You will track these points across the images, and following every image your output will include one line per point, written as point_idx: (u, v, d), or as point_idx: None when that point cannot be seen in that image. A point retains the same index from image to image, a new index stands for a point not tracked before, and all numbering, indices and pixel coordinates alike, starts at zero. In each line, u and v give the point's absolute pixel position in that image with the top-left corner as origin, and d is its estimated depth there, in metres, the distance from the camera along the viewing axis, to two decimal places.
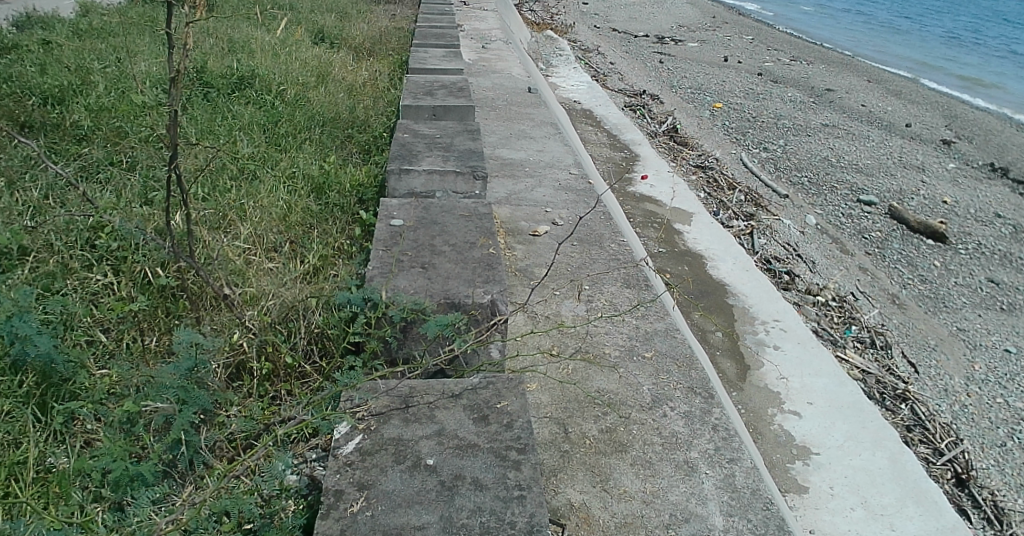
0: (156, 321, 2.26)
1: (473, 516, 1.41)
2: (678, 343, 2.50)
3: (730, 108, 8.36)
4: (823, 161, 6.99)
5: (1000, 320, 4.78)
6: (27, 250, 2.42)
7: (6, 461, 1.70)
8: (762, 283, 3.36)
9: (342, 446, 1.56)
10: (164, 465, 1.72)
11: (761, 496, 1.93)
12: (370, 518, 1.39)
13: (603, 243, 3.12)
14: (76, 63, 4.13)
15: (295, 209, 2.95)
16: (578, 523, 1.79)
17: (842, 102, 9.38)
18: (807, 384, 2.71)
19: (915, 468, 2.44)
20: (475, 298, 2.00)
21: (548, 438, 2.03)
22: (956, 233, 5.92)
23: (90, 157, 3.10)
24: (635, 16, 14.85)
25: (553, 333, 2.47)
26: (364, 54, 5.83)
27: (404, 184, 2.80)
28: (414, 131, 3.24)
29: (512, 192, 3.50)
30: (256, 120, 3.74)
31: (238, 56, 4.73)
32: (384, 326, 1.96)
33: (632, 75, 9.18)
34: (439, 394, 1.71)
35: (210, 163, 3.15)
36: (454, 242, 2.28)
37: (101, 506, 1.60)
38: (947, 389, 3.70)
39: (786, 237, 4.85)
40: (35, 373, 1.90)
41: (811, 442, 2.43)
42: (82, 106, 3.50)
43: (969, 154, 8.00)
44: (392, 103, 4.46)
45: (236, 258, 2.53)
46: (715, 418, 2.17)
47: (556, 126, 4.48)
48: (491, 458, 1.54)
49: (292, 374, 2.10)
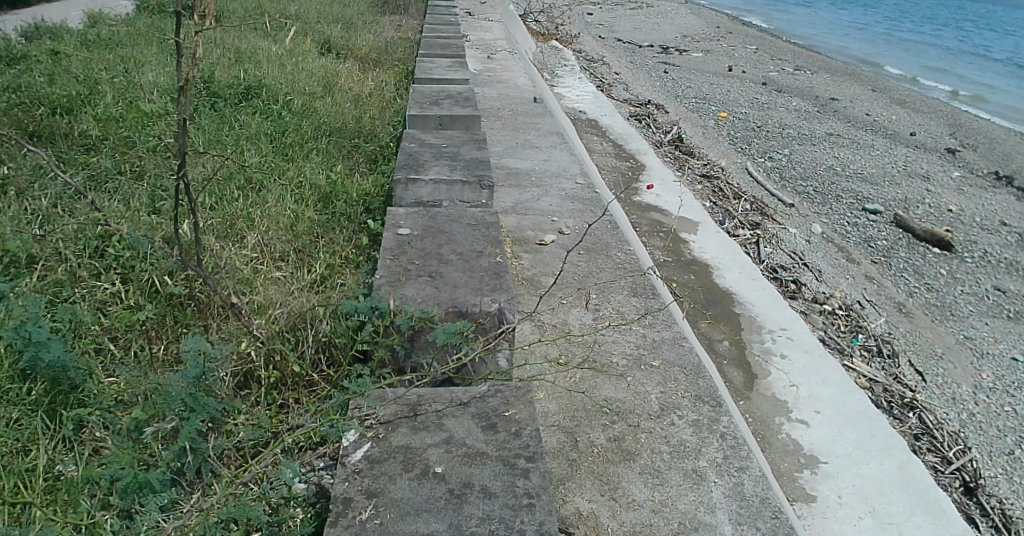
0: (163, 329, 2.26)
1: (483, 524, 1.41)
2: (686, 352, 2.50)
3: (735, 118, 8.37)
4: (828, 170, 6.99)
5: (1007, 328, 4.75)
6: (36, 258, 2.44)
7: (15, 469, 1.71)
8: (769, 292, 3.36)
9: (351, 454, 1.56)
10: (172, 473, 1.73)
11: (769, 504, 1.92)
12: (379, 525, 1.39)
13: (610, 252, 3.12)
14: (85, 73, 4.17)
15: (303, 219, 2.96)
16: (586, 531, 1.78)
17: (846, 111, 9.40)
18: (815, 392, 2.70)
19: (924, 478, 2.43)
20: (482, 307, 2.01)
21: (555, 447, 2.02)
22: (962, 242, 5.90)
23: (98, 166, 3.12)
24: (640, 26, 14.93)
25: (561, 343, 2.47)
26: (370, 64, 5.86)
27: (411, 194, 2.82)
28: (422, 140, 3.26)
29: (519, 201, 3.51)
30: (264, 130, 3.77)
31: (246, 66, 4.78)
32: (392, 334, 1.95)
33: (637, 85, 9.21)
34: (448, 402, 1.72)
35: (217, 172, 3.18)
36: (462, 250, 2.29)
37: (109, 514, 1.59)
38: (955, 398, 3.69)
39: (792, 246, 4.85)
40: (43, 381, 1.92)
41: (819, 451, 2.42)
42: (91, 117, 3.53)
43: (974, 162, 8.00)
44: (398, 112, 4.49)
45: (243, 267, 2.54)
46: (723, 426, 2.17)
47: (562, 136, 4.49)
48: (500, 466, 1.54)
49: (299, 382, 2.10)
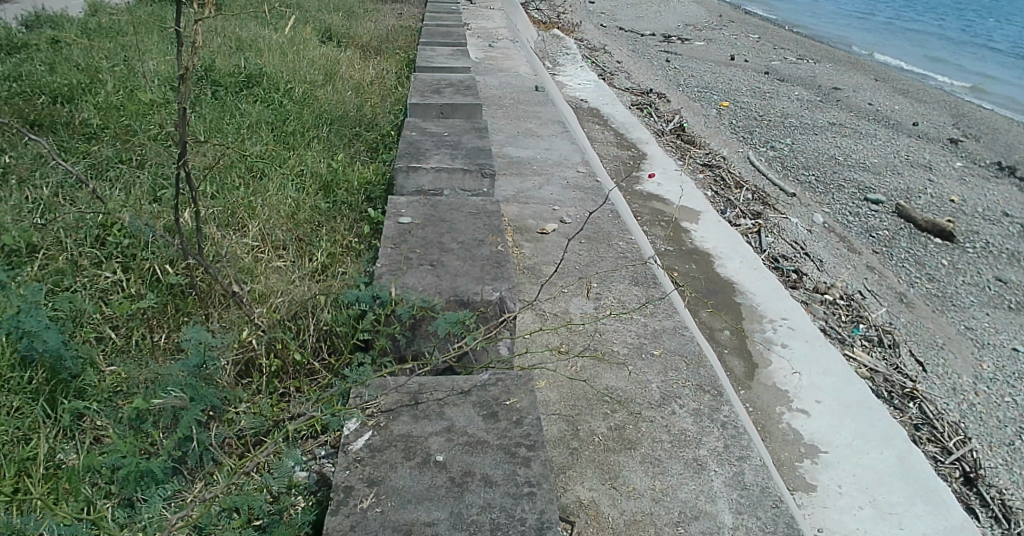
0: (165, 318, 2.27)
1: (484, 512, 1.41)
2: (687, 341, 2.50)
3: (737, 107, 8.33)
4: (830, 160, 6.97)
5: (1008, 319, 4.75)
6: (37, 247, 2.44)
7: (17, 457, 1.71)
8: (770, 282, 3.35)
9: (352, 442, 1.56)
10: (173, 462, 1.73)
11: (770, 494, 1.93)
12: (381, 514, 1.39)
13: (611, 241, 3.11)
14: (85, 61, 4.15)
15: (304, 207, 2.96)
16: (587, 520, 1.78)
17: (849, 101, 9.37)
18: (815, 382, 2.70)
19: (924, 467, 2.43)
20: (483, 295, 2.01)
21: (556, 435, 2.03)
22: (964, 232, 5.89)
23: (99, 154, 3.11)
24: (642, 14, 14.84)
25: (562, 331, 2.47)
26: (371, 53, 5.83)
27: (412, 182, 2.81)
28: (423, 129, 3.25)
29: (520, 190, 3.50)
30: (264, 119, 3.75)
31: (247, 54, 4.76)
32: (393, 323, 1.95)
33: (639, 74, 9.17)
34: (449, 390, 1.72)
35: (218, 160, 3.17)
36: (463, 239, 2.29)
37: (111, 503, 1.59)
38: (955, 388, 3.69)
39: (794, 235, 4.84)
40: (45, 369, 1.92)
41: (820, 441, 2.42)
42: (91, 105, 3.52)
43: (977, 152, 7.97)
44: (399, 101, 4.47)
45: (244, 255, 2.53)
46: (724, 415, 2.17)
47: (564, 124, 4.48)
48: (501, 455, 1.54)
49: (300, 371, 2.11)
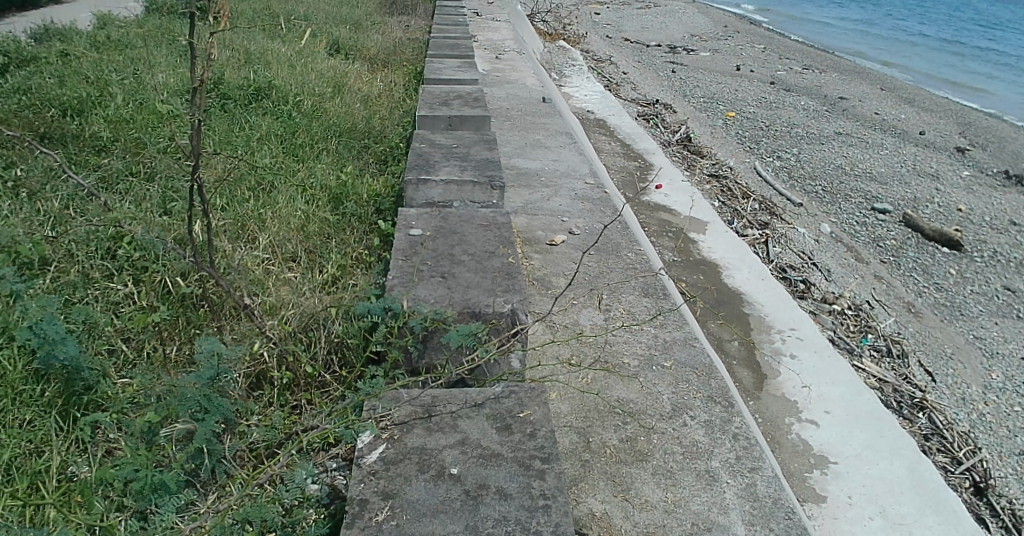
0: (177, 330, 2.28)
1: (498, 525, 1.41)
2: (697, 352, 2.49)
3: (743, 117, 8.35)
4: (837, 170, 6.98)
5: (1016, 328, 4.73)
6: (49, 260, 2.46)
7: (29, 470, 1.73)
8: (778, 292, 3.35)
9: (366, 455, 1.57)
10: (187, 474, 1.74)
11: (783, 505, 1.92)
12: (395, 527, 1.40)
13: (620, 252, 3.12)
14: (95, 74, 4.20)
15: (314, 219, 2.97)
16: (600, 532, 1.79)
17: (854, 110, 9.40)
18: (824, 393, 2.70)
19: (934, 477, 2.42)
20: (495, 307, 2.02)
21: (568, 447, 2.03)
22: (970, 241, 5.88)
23: (110, 167, 3.13)
24: (647, 25, 14.93)
25: (572, 343, 2.47)
26: (379, 65, 5.87)
27: (422, 194, 2.83)
28: (432, 140, 3.27)
29: (528, 201, 3.52)
30: (274, 131, 3.79)
31: (255, 67, 4.80)
32: (405, 335, 1.95)
33: (645, 85, 9.21)
34: (462, 403, 1.72)
35: (228, 174, 3.20)
36: (474, 251, 2.30)
37: (124, 515, 1.61)
38: (965, 398, 3.68)
39: (801, 245, 4.85)
40: (59, 382, 1.94)
41: (829, 451, 2.42)
42: (101, 118, 3.55)
43: (983, 162, 7.95)
44: (407, 113, 4.49)
45: (255, 268, 2.55)
46: (735, 427, 2.16)
47: (571, 136, 4.50)
48: (515, 467, 1.54)
49: (312, 383, 2.11)
